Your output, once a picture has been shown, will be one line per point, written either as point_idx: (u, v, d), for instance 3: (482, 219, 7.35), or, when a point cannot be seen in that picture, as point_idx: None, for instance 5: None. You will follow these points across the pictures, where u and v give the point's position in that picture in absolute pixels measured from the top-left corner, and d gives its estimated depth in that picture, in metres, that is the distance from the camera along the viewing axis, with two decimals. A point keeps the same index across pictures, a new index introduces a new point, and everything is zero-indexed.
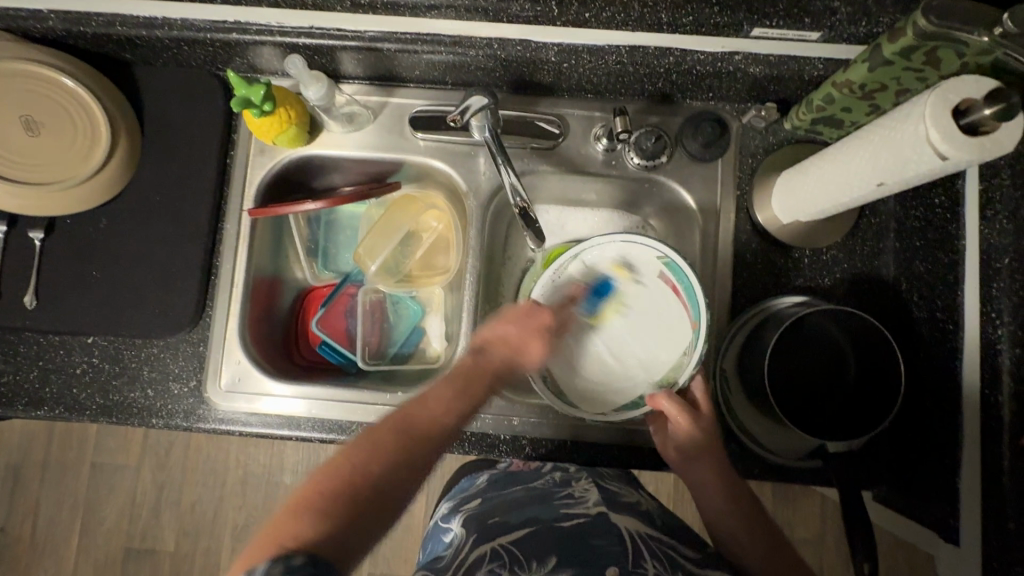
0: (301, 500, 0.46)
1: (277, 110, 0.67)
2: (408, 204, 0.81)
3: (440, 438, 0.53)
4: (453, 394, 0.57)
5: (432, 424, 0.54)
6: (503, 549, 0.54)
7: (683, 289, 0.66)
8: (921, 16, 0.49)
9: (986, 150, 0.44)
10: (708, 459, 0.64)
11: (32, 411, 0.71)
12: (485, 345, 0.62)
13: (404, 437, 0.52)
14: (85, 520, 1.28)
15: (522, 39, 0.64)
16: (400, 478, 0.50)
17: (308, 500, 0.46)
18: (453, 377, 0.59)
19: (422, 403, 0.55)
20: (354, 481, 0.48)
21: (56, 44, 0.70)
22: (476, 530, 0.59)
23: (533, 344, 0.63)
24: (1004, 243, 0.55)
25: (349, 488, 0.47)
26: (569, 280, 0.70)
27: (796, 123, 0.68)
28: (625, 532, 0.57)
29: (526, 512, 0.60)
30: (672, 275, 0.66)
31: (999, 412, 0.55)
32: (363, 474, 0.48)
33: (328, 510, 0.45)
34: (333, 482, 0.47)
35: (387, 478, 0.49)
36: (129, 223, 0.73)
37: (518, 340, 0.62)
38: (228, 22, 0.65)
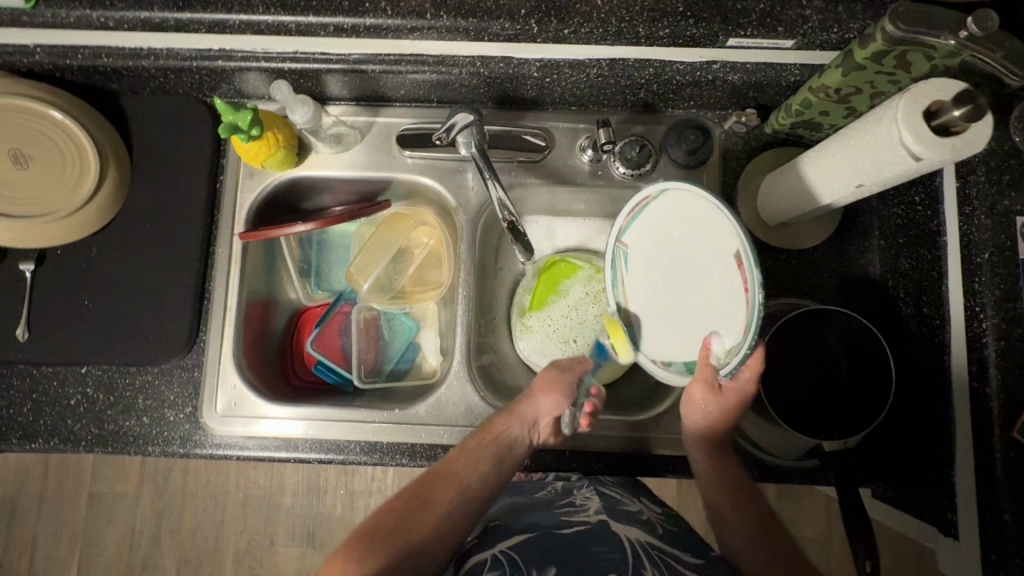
0: (352, 547, 0.55)
1: (264, 134, 0.68)
2: (398, 222, 0.82)
3: (457, 492, 0.59)
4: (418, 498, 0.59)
5: (457, 477, 0.60)
6: (503, 556, 0.56)
7: (750, 282, 0.49)
8: (889, 23, 0.50)
9: (958, 151, 0.45)
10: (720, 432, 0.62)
11: (27, 444, 0.71)
12: (430, 484, 0.60)
13: (429, 484, 0.60)
14: (83, 551, 1.26)
15: (505, 56, 0.65)
16: (422, 531, 0.56)
17: (353, 548, 0.54)
18: (407, 498, 0.59)
19: (456, 455, 0.62)
20: (404, 525, 0.56)
21: (43, 78, 0.71)
22: (479, 536, 0.62)
23: (547, 402, 0.65)
24: (984, 238, 0.57)
25: (395, 545, 0.55)
26: (637, 233, 0.59)
27: (776, 128, 0.69)
28: (625, 541, 0.58)
29: (525, 519, 0.62)
30: (745, 261, 0.49)
31: (988, 404, 0.56)
32: (408, 523, 0.57)
33: (382, 550, 0.54)
34: (390, 520, 0.57)
35: (424, 539, 0.56)
36: (120, 251, 0.74)
37: (537, 396, 0.66)
38: (213, 49, 0.65)
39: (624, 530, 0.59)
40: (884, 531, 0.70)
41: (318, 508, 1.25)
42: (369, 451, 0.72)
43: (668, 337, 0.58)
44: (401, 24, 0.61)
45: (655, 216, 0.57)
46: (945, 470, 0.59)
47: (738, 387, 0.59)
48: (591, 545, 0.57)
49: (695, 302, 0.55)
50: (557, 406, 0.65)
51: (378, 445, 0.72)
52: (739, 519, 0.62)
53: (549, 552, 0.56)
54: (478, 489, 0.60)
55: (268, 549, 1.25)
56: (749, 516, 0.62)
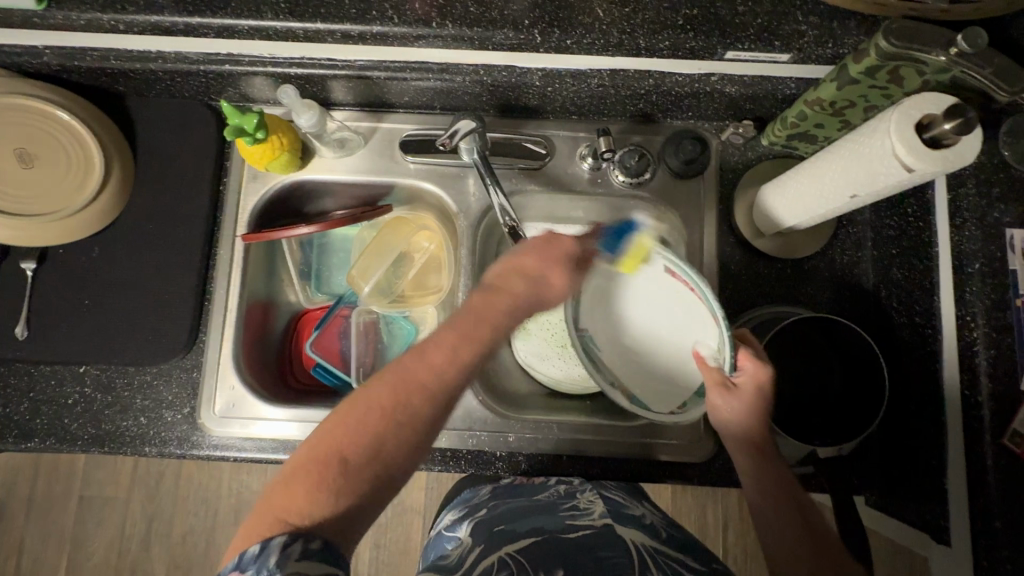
0: (294, 478, 0.43)
1: (269, 138, 0.69)
2: (399, 226, 0.82)
3: (428, 398, 0.47)
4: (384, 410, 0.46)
5: (426, 378, 0.48)
6: (509, 558, 0.55)
7: (689, 282, 0.64)
8: (882, 39, 0.51)
9: (949, 162, 0.46)
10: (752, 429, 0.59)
11: (22, 443, 0.70)
12: (406, 393, 0.47)
13: (391, 395, 0.46)
14: (72, 555, 1.24)
15: (508, 65, 0.66)
16: (397, 444, 0.46)
17: (297, 478, 0.43)
18: (364, 411, 0.46)
19: (416, 354, 0.49)
20: (369, 445, 0.45)
21: (51, 78, 0.71)
22: (480, 538, 0.61)
23: (556, 272, 0.56)
24: (974, 249, 0.59)
25: (359, 468, 0.44)
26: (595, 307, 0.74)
27: (772, 139, 0.71)
28: (631, 546, 0.57)
29: (531, 522, 0.61)
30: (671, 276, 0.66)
31: (979, 412, 0.57)
32: (372, 439, 0.45)
33: (338, 480, 0.43)
34: (345, 443, 0.45)
35: (400, 446, 0.46)
36: (121, 252, 0.74)
37: (539, 268, 0.56)
38: (221, 53, 0.67)
39: (628, 534, 0.60)
40: (877, 540, 0.71)
41: None
42: None
43: (652, 387, 0.71)
44: (407, 32, 0.62)
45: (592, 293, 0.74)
46: (938, 478, 0.60)
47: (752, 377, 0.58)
48: (598, 551, 0.56)
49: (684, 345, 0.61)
50: (563, 274, 0.57)
51: None
52: (785, 526, 0.56)
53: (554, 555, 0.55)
54: (448, 395, 0.48)
55: None
56: (797, 519, 0.56)
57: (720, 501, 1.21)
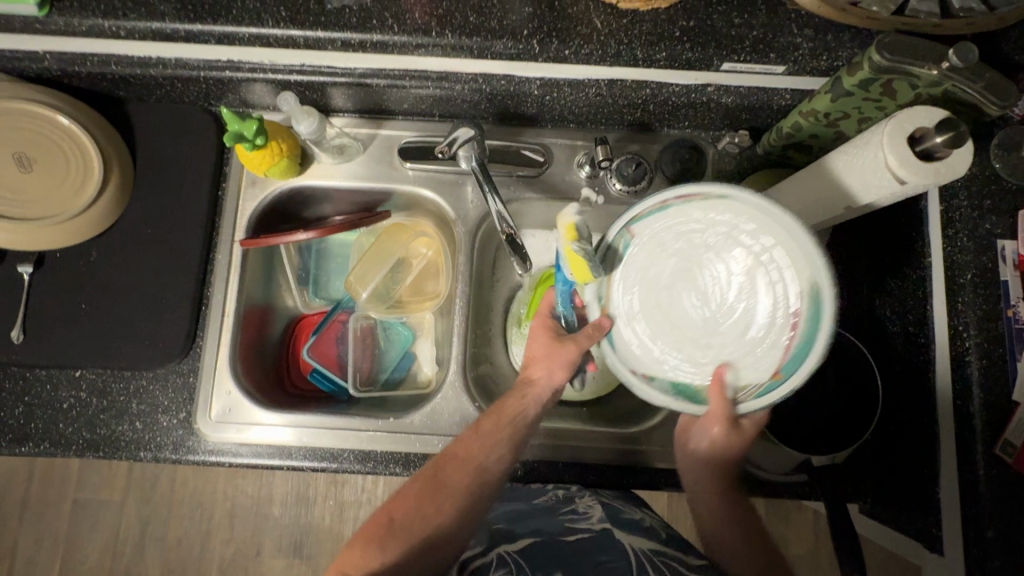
0: (368, 531, 0.56)
1: (268, 144, 0.69)
2: (398, 232, 0.82)
3: (468, 468, 0.59)
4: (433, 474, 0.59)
5: (467, 450, 0.60)
6: (509, 557, 0.57)
7: (802, 318, 0.48)
8: (875, 52, 0.52)
9: (942, 174, 0.47)
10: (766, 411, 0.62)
11: (16, 447, 0.70)
12: (448, 458, 0.60)
13: (437, 467, 0.59)
14: (64, 560, 1.23)
15: (506, 74, 0.66)
16: (440, 508, 0.57)
17: (370, 531, 0.56)
18: (421, 477, 0.59)
19: (460, 438, 0.61)
20: (416, 512, 0.56)
21: (51, 83, 0.72)
22: (481, 541, 0.61)
23: (557, 371, 0.64)
24: (966, 259, 0.59)
25: (409, 530, 0.55)
26: (690, 233, 0.53)
27: (768, 148, 0.72)
28: (629, 550, 0.58)
29: (529, 524, 0.62)
30: (806, 298, 0.48)
31: (971, 422, 0.57)
32: (421, 503, 0.57)
33: (389, 536, 0.55)
34: (399, 507, 0.57)
35: (449, 506, 0.57)
36: (119, 255, 0.74)
37: (543, 355, 0.64)
38: (221, 60, 0.67)
39: (628, 539, 0.60)
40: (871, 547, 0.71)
41: (306, 519, 1.24)
42: (363, 460, 0.72)
43: (652, 350, 0.54)
44: (406, 41, 0.63)
45: (699, 208, 0.52)
46: (931, 487, 0.60)
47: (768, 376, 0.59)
48: (597, 554, 0.57)
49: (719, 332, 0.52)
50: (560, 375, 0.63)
51: (372, 454, 0.72)
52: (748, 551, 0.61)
53: (553, 558, 0.57)
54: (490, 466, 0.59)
55: (254, 560, 1.24)
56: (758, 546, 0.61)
57: None
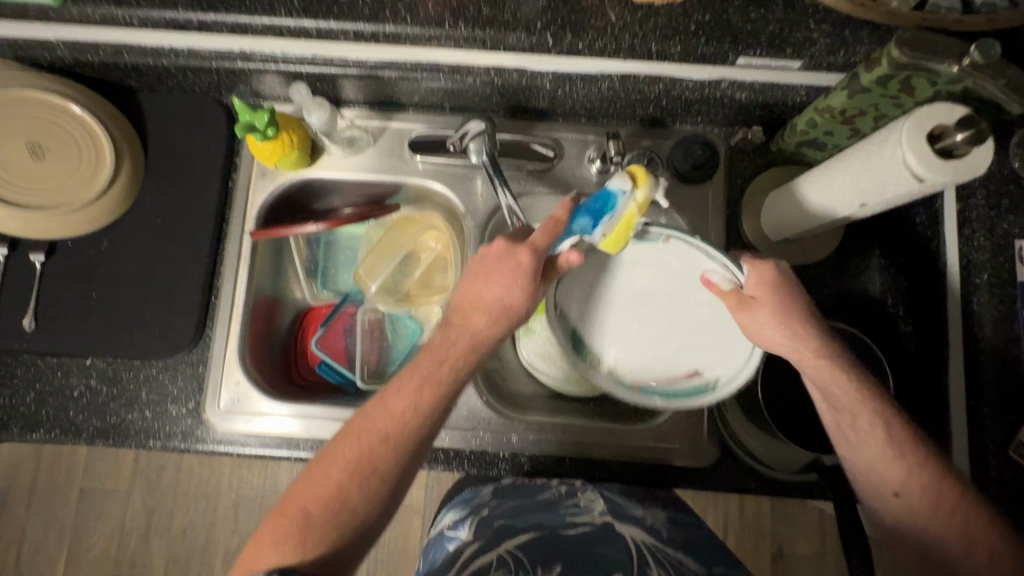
0: (285, 512, 0.54)
1: (279, 136, 0.69)
2: (407, 225, 0.83)
3: (389, 446, 0.55)
4: (351, 448, 0.55)
5: (391, 425, 0.55)
6: (509, 556, 0.56)
7: (677, 381, 0.65)
8: (895, 48, 0.51)
9: (960, 173, 0.46)
10: (803, 344, 0.55)
11: (27, 434, 0.71)
12: (367, 425, 0.56)
13: (357, 445, 0.55)
14: (72, 548, 1.25)
15: (520, 67, 0.65)
16: (362, 495, 0.54)
17: (286, 513, 0.54)
18: (338, 448, 0.55)
19: (378, 406, 0.56)
20: (333, 499, 0.54)
21: (63, 72, 0.72)
22: (482, 538, 0.60)
23: (514, 296, 0.56)
24: (982, 259, 0.59)
25: (328, 511, 0.53)
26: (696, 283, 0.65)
27: (781, 145, 0.71)
28: (630, 542, 0.59)
29: (531, 520, 0.61)
30: (698, 380, 0.64)
31: (984, 423, 0.57)
32: (338, 492, 0.54)
33: (305, 516, 0.53)
34: (315, 492, 0.54)
35: (372, 490, 0.54)
36: (130, 245, 0.74)
37: (500, 278, 0.56)
38: (234, 52, 0.66)
39: (627, 531, 0.61)
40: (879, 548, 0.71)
41: None
42: None
43: (588, 294, 0.68)
44: (419, 33, 0.63)
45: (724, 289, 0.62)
46: None
47: (761, 282, 0.56)
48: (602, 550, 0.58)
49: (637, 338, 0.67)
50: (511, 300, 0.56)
51: None
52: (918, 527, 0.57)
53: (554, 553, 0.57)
54: (415, 437, 0.55)
55: None
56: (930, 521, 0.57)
57: (719, 506, 1.21)
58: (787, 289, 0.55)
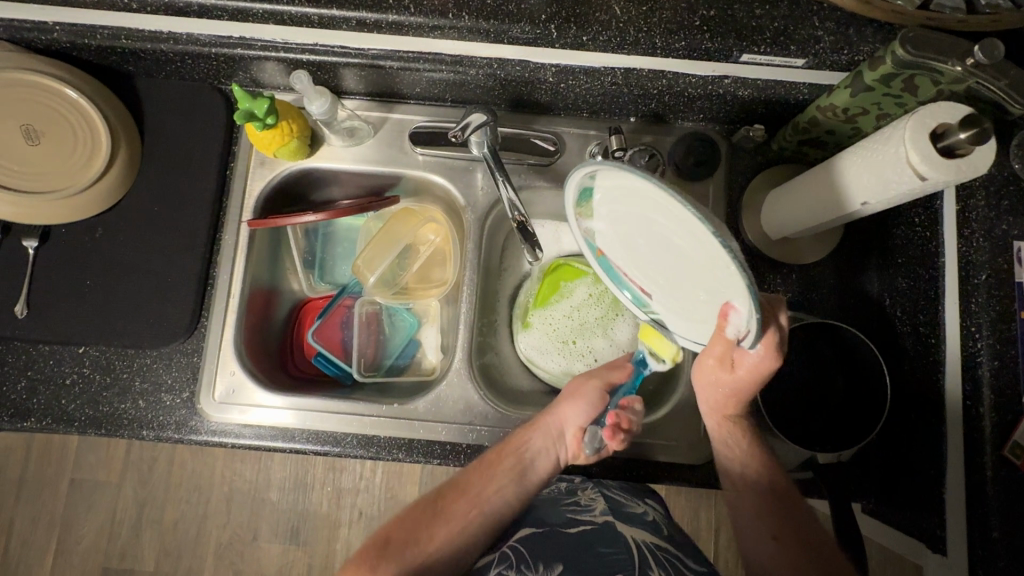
0: (368, 549, 0.62)
1: (279, 124, 0.68)
2: (408, 218, 0.81)
3: (478, 509, 0.64)
4: (442, 510, 0.64)
5: (475, 509, 0.64)
6: (510, 551, 0.60)
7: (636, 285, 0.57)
8: (899, 46, 0.51)
9: (963, 172, 0.46)
10: (730, 408, 0.62)
11: (18, 422, 0.70)
12: (459, 486, 0.65)
13: (443, 502, 0.64)
14: (61, 539, 1.24)
15: (521, 60, 0.66)
16: (441, 546, 0.62)
17: (370, 551, 0.61)
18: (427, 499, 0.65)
19: (482, 478, 0.65)
20: (416, 543, 0.62)
21: (59, 56, 0.71)
22: (489, 531, 0.67)
23: (571, 430, 0.67)
24: (981, 260, 0.59)
25: (408, 559, 0.60)
26: (715, 297, 0.45)
27: (782, 144, 0.71)
28: (632, 541, 0.59)
29: (533, 516, 0.65)
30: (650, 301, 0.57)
31: (980, 422, 0.57)
32: (423, 540, 0.62)
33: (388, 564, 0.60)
34: (399, 530, 0.63)
35: (445, 542, 0.62)
36: (126, 232, 0.73)
37: (570, 394, 0.67)
38: (232, 37, 0.66)
39: (631, 531, 0.60)
40: (872, 546, 0.71)
41: (304, 505, 1.24)
42: (366, 445, 0.72)
43: (644, 199, 0.44)
44: (423, 23, 0.62)
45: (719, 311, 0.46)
46: (937, 488, 0.60)
47: (755, 368, 0.56)
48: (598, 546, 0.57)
49: (635, 262, 0.54)
50: (583, 417, 0.66)
51: (375, 439, 0.71)
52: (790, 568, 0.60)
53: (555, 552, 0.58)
54: (501, 512, 0.65)
55: (251, 543, 1.24)
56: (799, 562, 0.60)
57: (712, 504, 1.22)
58: (756, 386, 0.58)
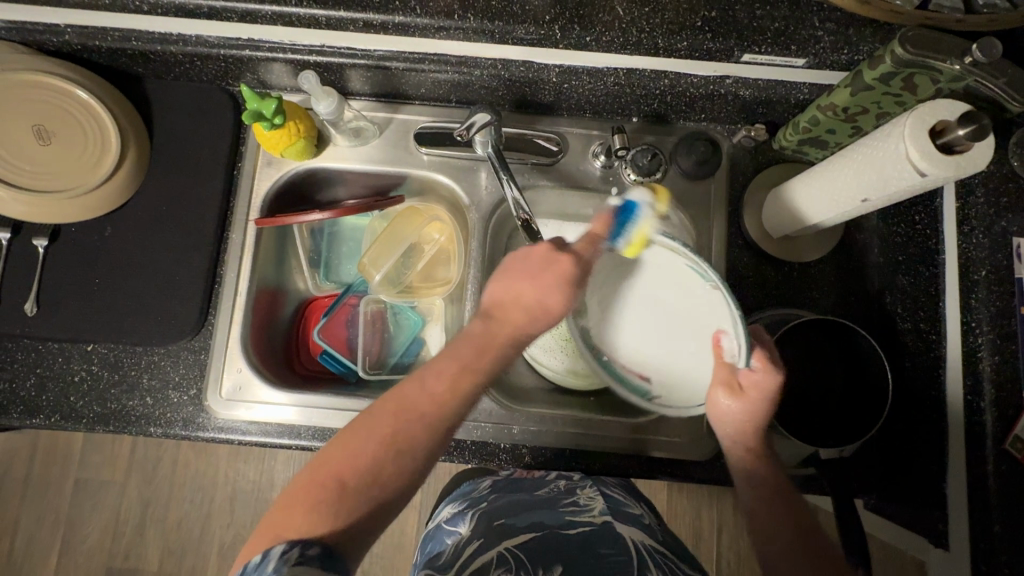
0: (313, 483, 0.49)
1: (287, 124, 0.69)
2: (413, 216, 0.82)
3: (427, 425, 0.53)
4: (389, 421, 0.52)
5: (426, 409, 0.53)
6: (508, 554, 0.56)
7: (627, 367, 0.70)
8: (899, 45, 0.52)
9: (962, 168, 0.47)
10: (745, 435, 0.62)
11: (27, 419, 0.70)
12: (405, 398, 0.53)
13: (395, 416, 0.52)
14: (65, 539, 1.24)
15: (525, 60, 0.67)
16: (394, 469, 0.51)
17: (310, 487, 0.49)
18: (375, 420, 0.52)
19: (417, 384, 0.54)
20: (370, 469, 0.50)
21: (70, 57, 0.72)
22: (482, 535, 0.60)
23: (557, 293, 0.59)
24: (982, 256, 0.60)
25: (358, 485, 0.49)
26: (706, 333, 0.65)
27: (783, 144, 0.72)
28: (631, 543, 0.59)
29: (531, 517, 0.61)
30: (645, 382, 0.70)
31: (981, 417, 0.58)
32: (375, 464, 0.50)
33: (332, 497, 0.48)
34: (348, 462, 0.50)
35: (403, 468, 0.51)
36: (134, 231, 0.74)
37: (535, 273, 0.59)
38: (241, 39, 0.67)
39: (628, 532, 0.61)
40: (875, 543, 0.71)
41: None
42: None
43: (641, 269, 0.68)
44: (428, 24, 0.62)
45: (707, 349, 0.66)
46: (938, 483, 0.60)
47: (763, 388, 0.59)
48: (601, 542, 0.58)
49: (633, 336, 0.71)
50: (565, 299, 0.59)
51: None
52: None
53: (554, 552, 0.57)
54: (452, 421, 0.54)
55: None
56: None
57: (714, 504, 1.22)
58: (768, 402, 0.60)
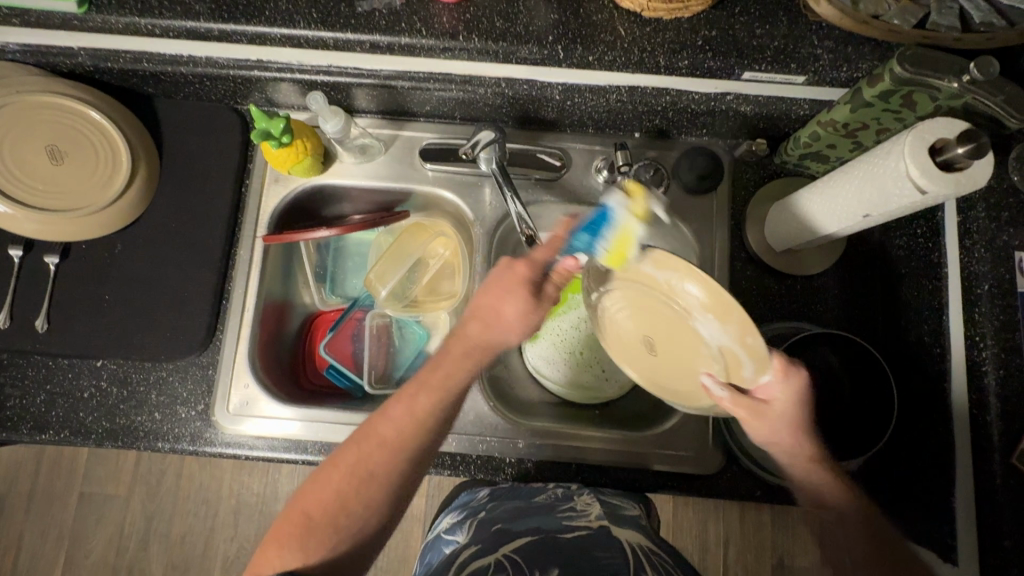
0: (292, 522, 0.54)
1: (294, 142, 0.70)
2: (418, 231, 0.83)
3: (389, 456, 0.55)
4: (354, 459, 0.55)
5: (390, 445, 0.56)
6: (506, 559, 0.55)
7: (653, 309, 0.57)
8: (897, 65, 0.53)
9: (961, 185, 0.48)
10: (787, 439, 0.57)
11: (36, 435, 0.71)
12: (373, 430, 0.56)
13: (358, 455, 0.55)
14: (70, 553, 1.24)
15: (529, 79, 0.68)
16: (365, 496, 0.54)
17: (287, 529, 0.53)
18: (344, 463, 0.55)
19: (383, 420, 0.57)
20: (335, 506, 0.54)
21: (82, 79, 0.73)
22: (479, 541, 0.60)
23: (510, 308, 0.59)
24: (984, 270, 0.61)
25: (327, 525, 0.53)
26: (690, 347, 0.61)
27: (785, 158, 0.73)
28: (627, 546, 0.57)
29: (528, 522, 0.61)
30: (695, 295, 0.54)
31: (988, 430, 0.58)
32: (342, 494, 0.54)
33: (306, 534, 0.53)
34: (315, 503, 0.54)
35: (373, 496, 0.55)
36: (144, 248, 0.75)
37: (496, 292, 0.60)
38: (250, 60, 0.68)
39: (626, 534, 0.60)
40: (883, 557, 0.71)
41: None
42: None
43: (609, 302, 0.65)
44: (434, 45, 0.64)
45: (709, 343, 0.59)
46: (946, 497, 0.61)
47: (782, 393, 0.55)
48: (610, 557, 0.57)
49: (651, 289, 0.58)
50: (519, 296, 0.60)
51: None
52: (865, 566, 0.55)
53: (551, 555, 0.55)
54: (421, 447, 0.57)
55: None
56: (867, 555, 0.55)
57: (720, 516, 1.21)
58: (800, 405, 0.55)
